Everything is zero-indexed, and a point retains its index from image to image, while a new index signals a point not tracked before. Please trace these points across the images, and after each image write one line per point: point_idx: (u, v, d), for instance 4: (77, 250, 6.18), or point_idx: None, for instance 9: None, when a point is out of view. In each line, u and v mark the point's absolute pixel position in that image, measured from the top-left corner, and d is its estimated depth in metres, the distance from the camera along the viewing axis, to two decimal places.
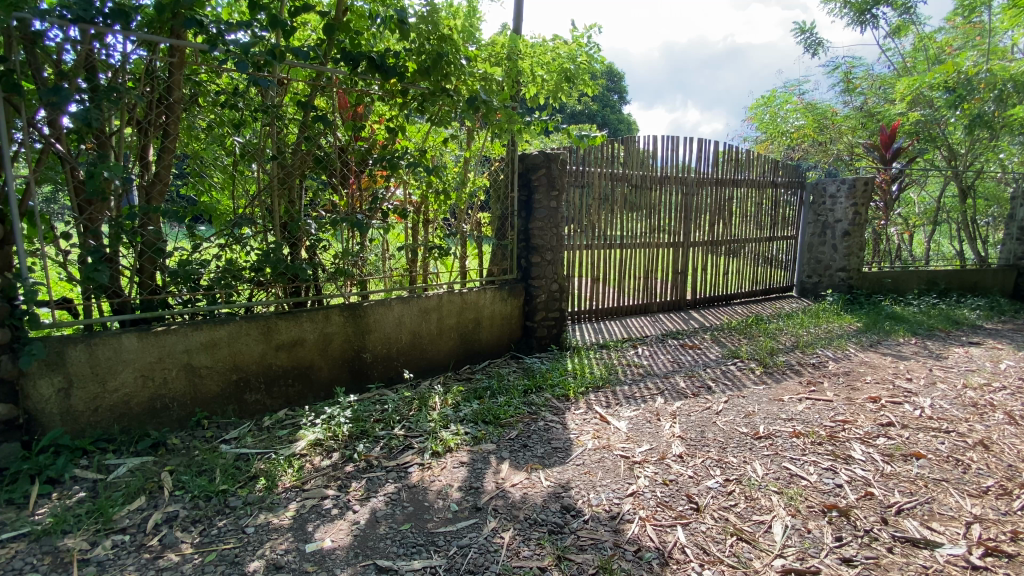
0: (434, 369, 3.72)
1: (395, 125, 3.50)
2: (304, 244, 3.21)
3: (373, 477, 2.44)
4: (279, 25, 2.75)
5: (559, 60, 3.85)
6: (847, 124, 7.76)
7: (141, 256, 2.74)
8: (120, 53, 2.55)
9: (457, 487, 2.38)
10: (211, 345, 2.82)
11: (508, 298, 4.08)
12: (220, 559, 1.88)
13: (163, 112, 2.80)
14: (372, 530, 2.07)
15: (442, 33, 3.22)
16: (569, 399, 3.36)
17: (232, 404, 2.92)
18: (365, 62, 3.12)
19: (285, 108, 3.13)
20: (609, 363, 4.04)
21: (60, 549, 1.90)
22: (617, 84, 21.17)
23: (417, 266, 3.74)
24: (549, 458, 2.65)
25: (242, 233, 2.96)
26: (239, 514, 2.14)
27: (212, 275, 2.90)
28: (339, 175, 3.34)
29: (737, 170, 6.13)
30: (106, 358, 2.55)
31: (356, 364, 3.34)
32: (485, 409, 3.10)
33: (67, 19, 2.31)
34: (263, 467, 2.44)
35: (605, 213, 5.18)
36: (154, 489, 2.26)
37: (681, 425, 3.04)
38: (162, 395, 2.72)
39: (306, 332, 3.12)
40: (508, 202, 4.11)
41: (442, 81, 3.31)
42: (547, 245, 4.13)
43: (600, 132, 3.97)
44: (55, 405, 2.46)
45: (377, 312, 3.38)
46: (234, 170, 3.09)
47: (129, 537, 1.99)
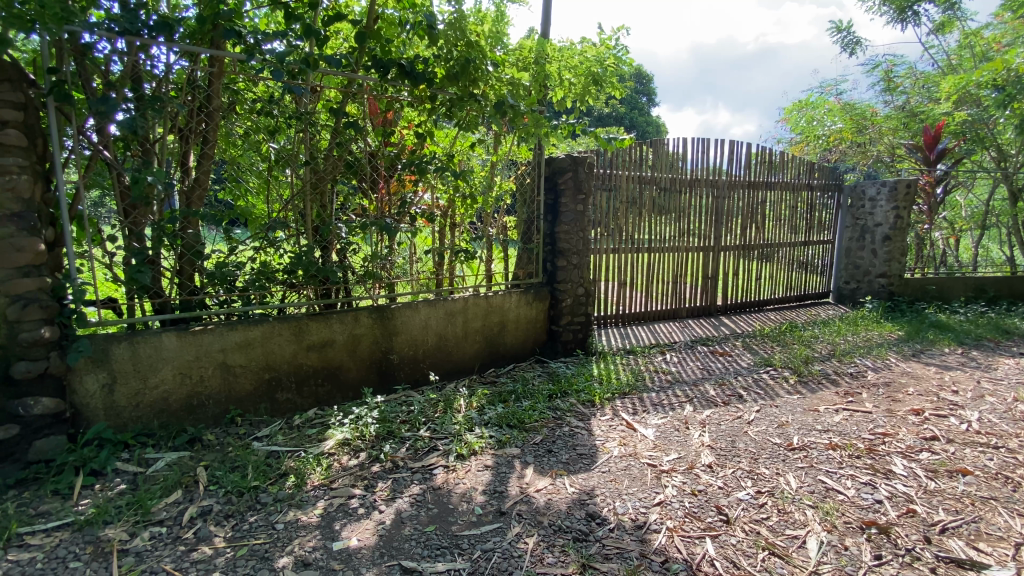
0: (460, 371, 3.75)
1: (424, 130, 3.53)
2: (335, 248, 3.28)
3: (399, 478, 2.47)
4: (312, 34, 2.84)
5: (586, 64, 3.83)
6: (887, 125, 7.45)
7: (181, 258, 2.83)
8: (164, 64, 2.68)
9: (481, 490, 2.38)
10: (246, 345, 2.91)
11: (534, 301, 4.07)
12: (251, 555, 1.93)
13: (202, 120, 2.92)
14: (397, 531, 2.09)
15: (469, 40, 3.25)
16: (595, 405, 3.32)
17: (265, 403, 2.99)
18: (395, 69, 3.20)
19: (317, 114, 3.21)
20: (635, 369, 3.97)
21: (101, 539, 1.98)
22: (645, 85, 20.99)
23: (443, 269, 3.77)
24: (573, 464, 2.63)
25: (275, 236, 3.05)
26: (269, 511, 2.19)
27: (246, 277, 3.00)
28: (368, 180, 3.39)
29: (771, 172, 5.98)
30: (147, 356, 2.66)
31: (383, 365, 3.38)
32: (510, 413, 3.08)
33: (115, 31, 2.46)
34: (293, 465, 2.49)
35: (632, 216, 5.10)
36: (189, 483, 2.33)
37: (710, 435, 2.97)
38: (199, 392, 2.81)
39: (336, 333, 3.19)
40: (534, 206, 4.10)
41: (470, 87, 3.34)
42: (573, 249, 4.10)
43: (628, 135, 3.90)
44: (100, 400, 2.58)
45: (403, 314, 3.43)
46: (269, 175, 3.16)
47: (165, 529, 2.06)
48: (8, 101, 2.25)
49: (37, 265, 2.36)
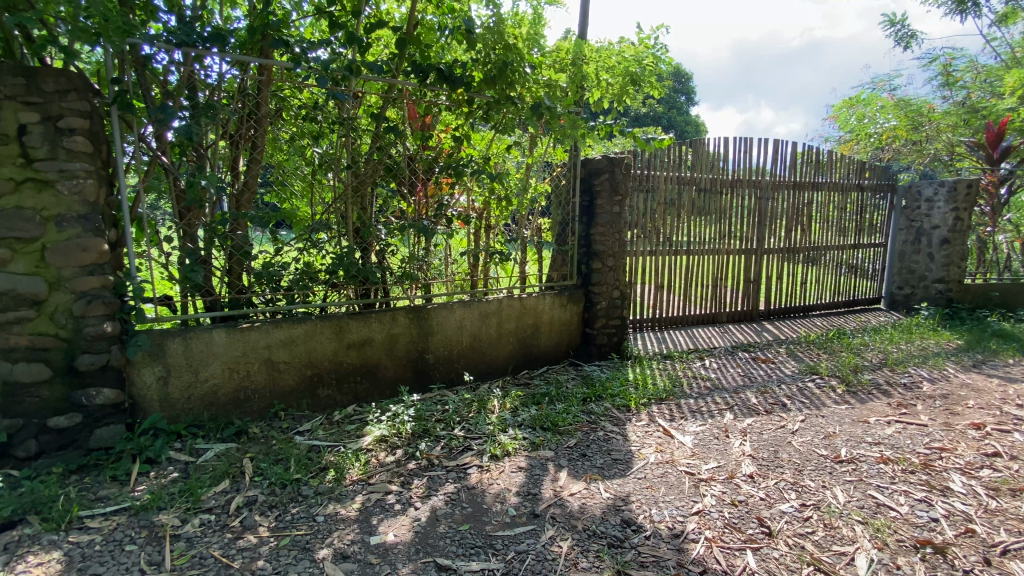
0: (494, 372, 3.77)
1: (461, 133, 3.55)
2: (374, 249, 3.39)
3: (434, 476, 2.50)
4: (355, 42, 2.98)
5: (624, 63, 3.78)
6: (947, 122, 7.10)
7: (230, 257, 2.96)
8: (217, 73, 2.82)
9: (515, 492, 2.38)
10: (290, 342, 3.01)
11: (568, 303, 4.05)
12: (293, 545, 2.00)
13: (252, 126, 3.04)
14: (432, 528, 2.11)
15: (507, 43, 3.28)
16: (630, 410, 3.27)
17: (307, 398, 3.10)
18: (434, 74, 3.27)
19: (359, 119, 3.31)
20: (673, 375, 3.88)
21: (155, 524, 2.09)
22: (684, 84, 20.62)
23: (478, 270, 3.80)
24: (608, 470, 2.59)
25: (318, 238, 3.17)
26: (310, 503, 2.26)
27: (291, 277, 3.11)
28: (407, 183, 3.46)
29: (817, 172, 5.75)
30: (198, 351, 2.80)
31: (419, 364, 3.44)
32: (543, 415, 3.07)
33: (172, 44, 2.61)
34: (333, 460, 2.56)
35: (671, 218, 5.00)
36: (236, 474, 2.43)
37: (752, 444, 2.88)
38: (245, 387, 2.93)
39: (374, 332, 3.26)
40: (570, 208, 4.08)
41: (507, 90, 3.38)
42: (609, 251, 4.06)
43: (668, 135, 3.84)
44: (155, 391, 2.72)
45: (439, 314, 3.48)
46: (313, 179, 3.26)
47: (214, 517, 2.15)
48: (75, 110, 2.41)
49: (101, 264, 2.51)
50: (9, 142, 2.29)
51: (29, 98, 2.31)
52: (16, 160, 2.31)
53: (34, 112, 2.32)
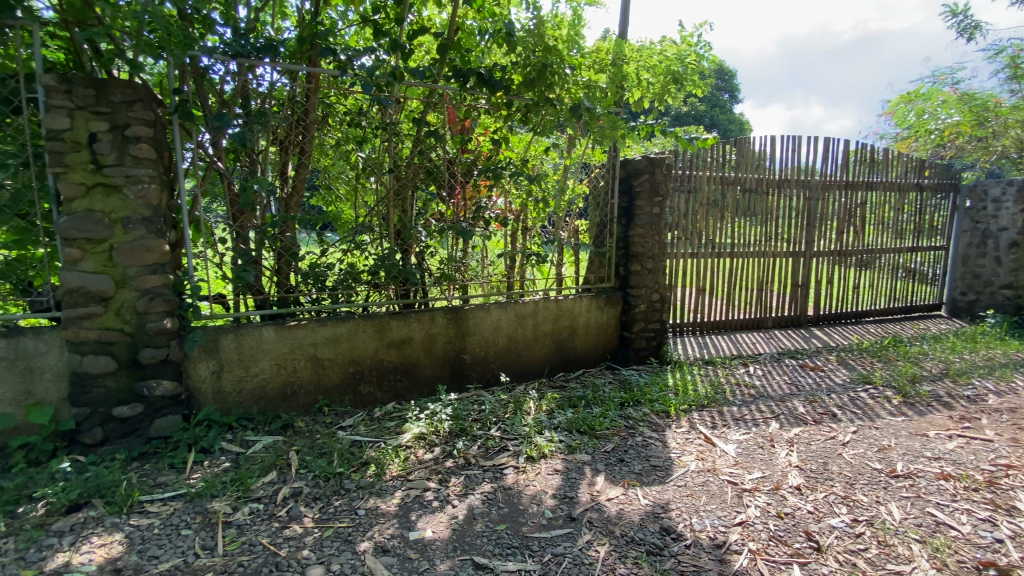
0: (531, 374, 3.77)
1: (499, 136, 3.60)
2: (414, 251, 3.46)
3: (471, 474, 2.53)
4: (398, 48, 3.06)
5: (666, 62, 3.72)
6: (1017, 115, 6.61)
7: (279, 258, 3.09)
8: (268, 82, 2.96)
9: (552, 494, 2.37)
10: (334, 340, 3.11)
11: (605, 306, 4.01)
12: (336, 536, 2.07)
13: (300, 132, 3.18)
14: (469, 527, 2.14)
15: (546, 45, 3.34)
16: (670, 416, 3.21)
17: (349, 395, 3.19)
18: (474, 78, 3.28)
19: (401, 124, 3.38)
20: (714, 381, 3.78)
21: (208, 510, 2.21)
22: (727, 82, 20.09)
23: (514, 272, 3.80)
24: (647, 476, 2.55)
25: (361, 240, 3.28)
26: (352, 497, 2.33)
27: (335, 277, 3.22)
28: (446, 186, 3.52)
29: (872, 171, 5.47)
30: (249, 346, 2.93)
31: (456, 364, 3.49)
32: (580, 418, 3.05)
33: (228, 55, 2.75)
34: (373, 455, 2.63)
35: (713, 219, 4.86)
36: (283, 465, 2.53)
37: (799, 454, 2.77)
38: (292, 382, 3.05)
39: (414, 332, 3.33)
40: (609, 209, 4.02)
41: (546, 92, 3.40)
42: (648, 253, 3.99)
43: (712, 134, 3.74)
44: (210, 384, 2.87)
45: (477, 315, 3.51)
46: (357, 183, 3.39)
47: (262, 506, 2.25)
48: (141, 119, 2.57)
49: (162, 264, 2.67)
50: (82, 150, 2.48)
51: (100, 109, 2.48)
52: (87, 166, 2.49)
53: (104, 122, 2.49)
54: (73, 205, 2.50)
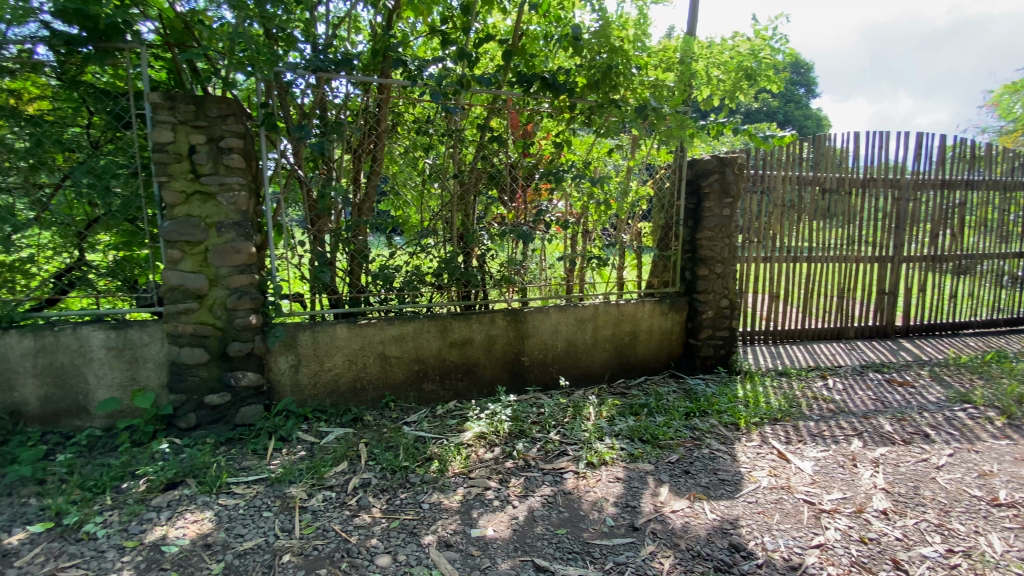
0: (590, 379, 3.73)
1: (562, 139, 3.61)
2: (476, 254, 3.51)
3: (531, 477, 2.54)
4: (465, 58, 3.18)
5: (737, 58, 3.61)
6: None
7: (352, 259, 3.26)
8: (343, 93, 3.14)
9: (613, 502, 2.33)
10: (400, 339, 3.24)
11: (669, 311, 3.90)
12: (402, 528, 2.15)
13: (373, 141, 3.33)
14: (530, 528, 2.15)
15: (613, 47, 3.32)
16: (739, 429, 3.05)
17: (413, 392, 3.30)
18: (538, 82, 3.35)
19: (466, 131, 3.46)
20: (788, 394, 3.55)
21: (287, 495, 2.36)
22: (802, 76, 18.96)
23: (574, 275, 3.75)
24: (714, 490, 2.45)
25: (425, 243, 3.40)
26: (417, 491, 2.41)
27: (402, 279, 3.36)
28: (508, 190, 3.55)
29: (970, 168, 5.00)
30: (324, 342, 3.11)
31: (516, 366, 3.51)
32: (642, 427, 2.98)
33: (309, 70, 2.94)
34: (437, 451, 2.70)
35: (788, 222, 4.59)
36: (353, 457, 2.66)
37: (885, 476, 2.56)
38: (361, 378, 3.20)
39: (475, 333, 3.40)
40: (673, 210, 3.94)
41: (611, 92, 3.38)
42: (716, 257, 3.83)
43: (788, 132, 3.55)
44: (288, 377, 3.08)
45: (536, 318, 3.53)
46: (422, 189, 3.41)
47: (334, 494, 2.38)
48: (233, 131, 2.80)
49: (249, 264, 2.90)
50: (183, 161, 2.74)
51: (199, 123, 2.73)
52: (187, 175, 2.75)
53: (202, 135, 2.75)
54: (174, 211, 2.76)
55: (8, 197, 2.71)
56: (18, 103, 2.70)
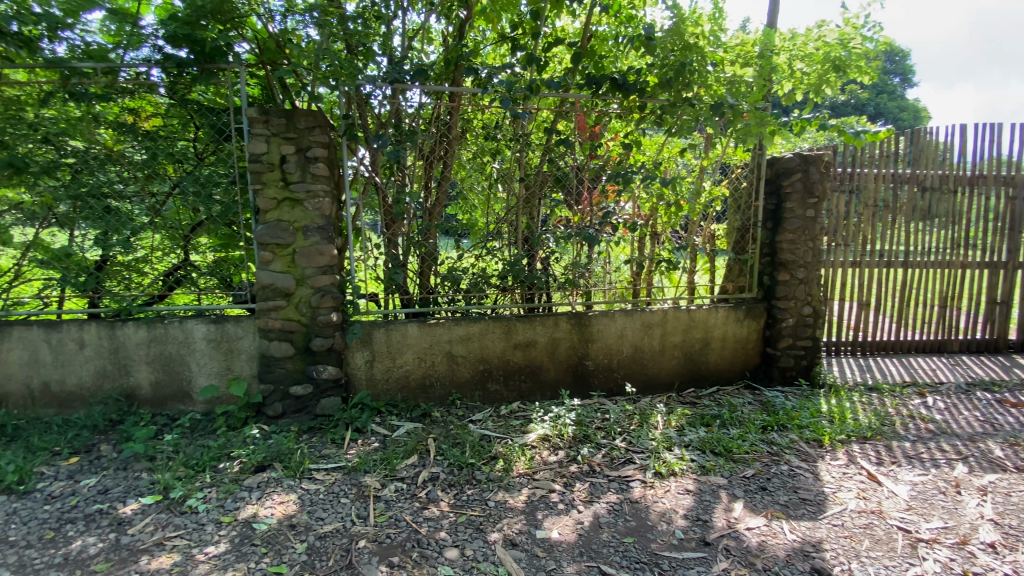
0: (657, 386, 3.62)
1: (630, 140, 3.53)
2: (540, 257, 3.52)
3: (596, 482, 2.51)
4: (534, 62, 3.23)
5: (824, 49, 3.39)
6: None
7: (423, 261, 3.40)
8: (416, 103, 3.27)
9: (683, 514, 2.26)
10: (466, 339, 3.32)
11: (745, 318, 3.70)
12: (469, 524, 2.20)
13: (444, 147, 3.44)
14: (595, 534, 2.13)
15: (686, 44, 3.23)
16: (822, 446, 2.85)
17: (478, 391, 3.37)
18: (608, 84, 3.31)
19: (533, 134, 3.49)
20: (880, 411, 3.26)
21: (362, 484, 2.50)
22: (896, 64, 17.37)
23: (641, 279, 3.67)
24: (793, 508, 2.31)
25: (491, 245, 3.47)
26: (483, 488, 2.46)
27: (470, 280, 3.44)
28: (574, 192, 3.52)
29: None
30: (395, 340, 3.25)
31: (580, 370, 3.49)
32: (714, 438, 2.85)
33: (386, 82, 3.10)
34: (502, 450, 2.74)
35: (880, 223, 4.22)
36: (422, 451, 2.76)
37: (996, 507, 2.30)
38: (430, 375, 3.31)
39: (539, 335, 3.41)
40: (751, 212, 3.73)
41: (684, 91, 3.28)
42: (798, 261, 3.60)
43: (884, 128, 3.27)
44: (363, 372, 3.25)
45: (601, 322, 3.49)
46: (489, 192, 3.48)
47: (405, 485, 2.48)
48: (318, 142, 3.01)
49: (331, 265, 3.09)
50: (275, 170, 2.97)
51: (289, 135, 2.96)
52: (279, 183, 2.99)
53: (291, 146, 2.97)
54: (267, 216, 3.01)
55: (129, 204, 3.10)
56: (138, 120, 3.08)
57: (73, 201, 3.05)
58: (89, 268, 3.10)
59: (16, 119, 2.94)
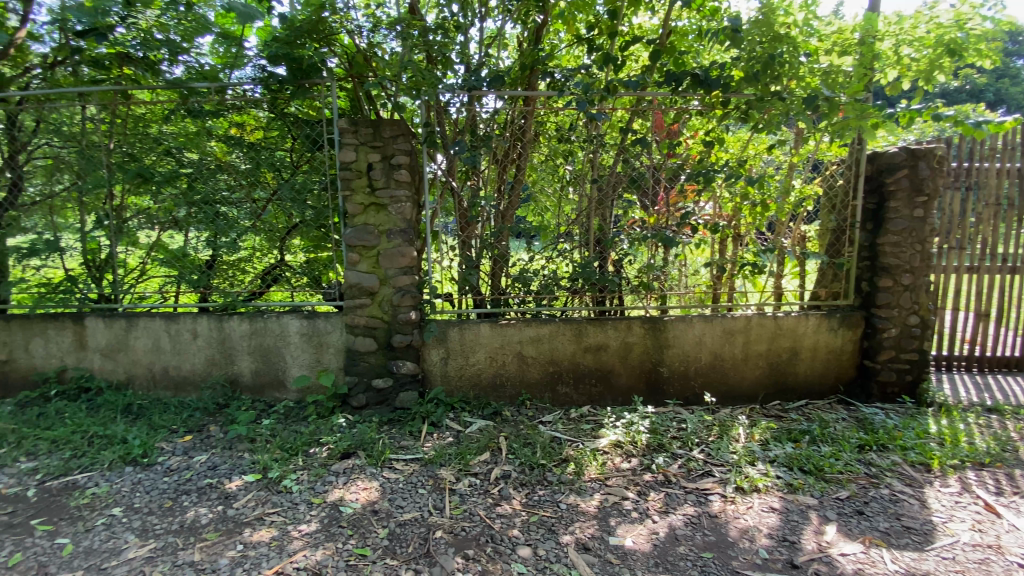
0: (738, 396, 3.45)
1: (712, 137, 3.38)
2: (613, 259, 3.46)
3: (672, 493, 2.43)
4: (610, 62, 3.19)
5: (938, 32, 3.06)
6: None
7: (495, 263, 3.46)
8: (491, 109, 3.34)
9: (767, 533, 2.14)
10: (537, 340, 3.34)
11: (839, 328, 3.42)
12: (541, 524, 2.22)
13: (518, 150, 3.49)
14: (671, 546, 2.07)
15: (777, 34, 3.05)
16: (930, 471, 2.57)
17: (548, 393, 3.38)
18: (688, 80, 3.17)
19: (608, 134, 3.43)
20: (1002, 435, 2.89)
21: (437, 476, 2.59)
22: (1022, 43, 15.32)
23: (722, 283, 3.52)
24: (895, 537, 2.12)
25: (562, 247, 3.46)
26: (555, 490, 2.46)
27: (541, 282, 3.46)
28: (650, 193, 3.43)
29: None
30: (468, 339, 3.34)
31: (654, 377, 3.39)
32: (803, 455, 2.66)
33: (464, 89, 3.20)
34: (573, 454, 2.73)
35: (1003, 223, 3.74)
36: (495, 449, 2.82)
37: None
38: (501, 375, 3.37)
39: (611, 339, 3.36)
40: (848, 212, 3.45)
41: (773, 84, 3.09)
42: (903, 266, 3.28)
43: (1014, 117, 2.86)
44: (438, 368, 3.36)
45: (677, 327, 3.37)
46: (561, 195, 3.48)
47: (479, 481, 2.54)
48: (402, 149, 3.16)
49: (411, 266, 3.24)
50: (362, 176, 3.16)
51: (375, 144, 3.14)
52: (365, 190, 3.17)
53: (377, 154, 3.15)
54: (354, 220, 3.21)
55: (235, 209, 3.42)
56: (244, 132, 3.38)
57: (191, 208, 3.42)
58: (202, 266, 3.47)
59: (144, 135, 3.40)
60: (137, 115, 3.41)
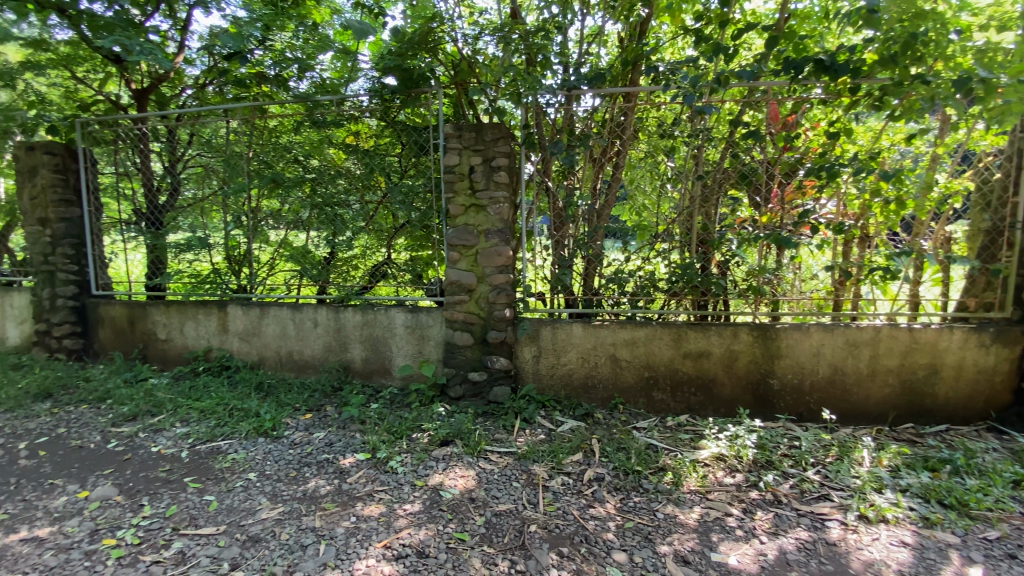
0: (860, 416, 3.11)
1: (837, 128, 3.08)
2: (717, 261, 3.28)
3: (782, 514, 2.26)
4: (721, 51, 2.96)
5: None
6: None
7: (589, 263, 3.43)
8: (590, 108, 3.33)
9: (897, 570, 1.92)
10: (632, 343, 3.27)
11: (993, 344, 2.96)
12: (637, 531, 2.17)
13: (617, 149, 3.44)
14: (782, 570, 1.93)
15: (921, 9, 2.70)
16: None
17: (643, 398, 3.30)
18: (811, 66, 2.87)
19: (715, 129, 3.26)
20: None
21: (531, 471, 2.64)
22: None
23: (844, 290, 3.18)
24: None
25: (661, 247, 3.35)
26: (651, 498, 2.40)
27: (636, 283, 3.37)
28: (763, 190, 3.20)
29: None
30: (562, 339, 3.36)
31: (761, 389, 3.17)
32: (943, 486, 2.34)
33: (563, 90, 3.22)
34: (670, 463, 2.63)
35: None
36: (587, 450, 2.81)
37: None
38: (593, 376, 3.34)
39: (713, 346, 3.19)
40: (1009, 210, 2.96)
41: (915, 67, 2.75)
42: None
43: None
44: (530, 366, 3.42)
45: (790, 336, 3.11)
46: (661, 193, 3.37)
47: (572, 481, 2.55)
48: (502, 152, 3.25)
49: (507, 265, 3.32)
50: (464, 179, 3.30)
51: (477, 147, 3.26)
52: (467, 192, 3.31)
53: (479, 156, 3.26)
54: (455, 220, 3.35)
55: (350, 211, 3.74)
56: (360, 142, 3.70)
57: (314, 210, 3.79)
58: (320, 262, 3.83)
59: (277, 144, 3.83)
60: (270, 126, 3.84)
